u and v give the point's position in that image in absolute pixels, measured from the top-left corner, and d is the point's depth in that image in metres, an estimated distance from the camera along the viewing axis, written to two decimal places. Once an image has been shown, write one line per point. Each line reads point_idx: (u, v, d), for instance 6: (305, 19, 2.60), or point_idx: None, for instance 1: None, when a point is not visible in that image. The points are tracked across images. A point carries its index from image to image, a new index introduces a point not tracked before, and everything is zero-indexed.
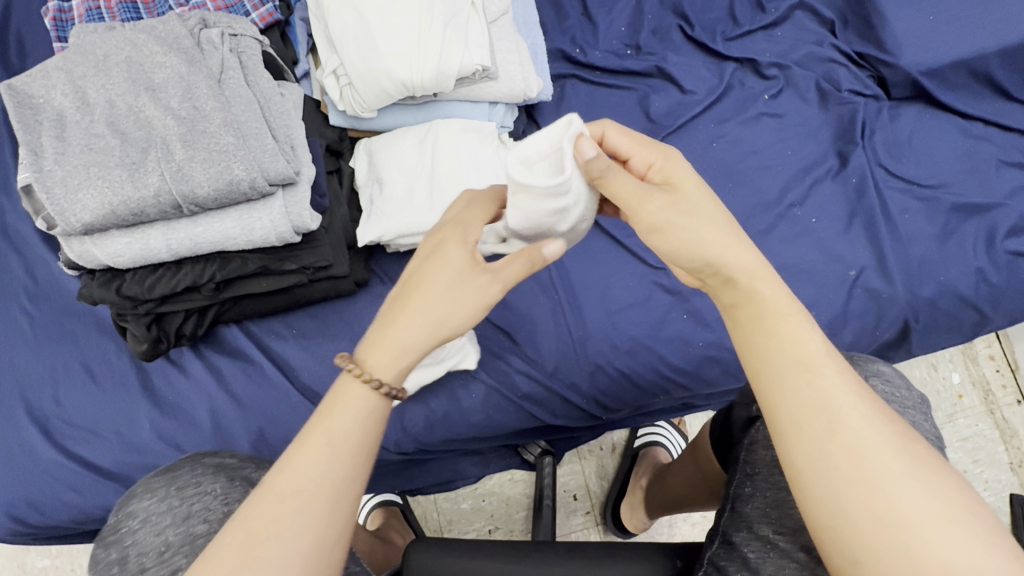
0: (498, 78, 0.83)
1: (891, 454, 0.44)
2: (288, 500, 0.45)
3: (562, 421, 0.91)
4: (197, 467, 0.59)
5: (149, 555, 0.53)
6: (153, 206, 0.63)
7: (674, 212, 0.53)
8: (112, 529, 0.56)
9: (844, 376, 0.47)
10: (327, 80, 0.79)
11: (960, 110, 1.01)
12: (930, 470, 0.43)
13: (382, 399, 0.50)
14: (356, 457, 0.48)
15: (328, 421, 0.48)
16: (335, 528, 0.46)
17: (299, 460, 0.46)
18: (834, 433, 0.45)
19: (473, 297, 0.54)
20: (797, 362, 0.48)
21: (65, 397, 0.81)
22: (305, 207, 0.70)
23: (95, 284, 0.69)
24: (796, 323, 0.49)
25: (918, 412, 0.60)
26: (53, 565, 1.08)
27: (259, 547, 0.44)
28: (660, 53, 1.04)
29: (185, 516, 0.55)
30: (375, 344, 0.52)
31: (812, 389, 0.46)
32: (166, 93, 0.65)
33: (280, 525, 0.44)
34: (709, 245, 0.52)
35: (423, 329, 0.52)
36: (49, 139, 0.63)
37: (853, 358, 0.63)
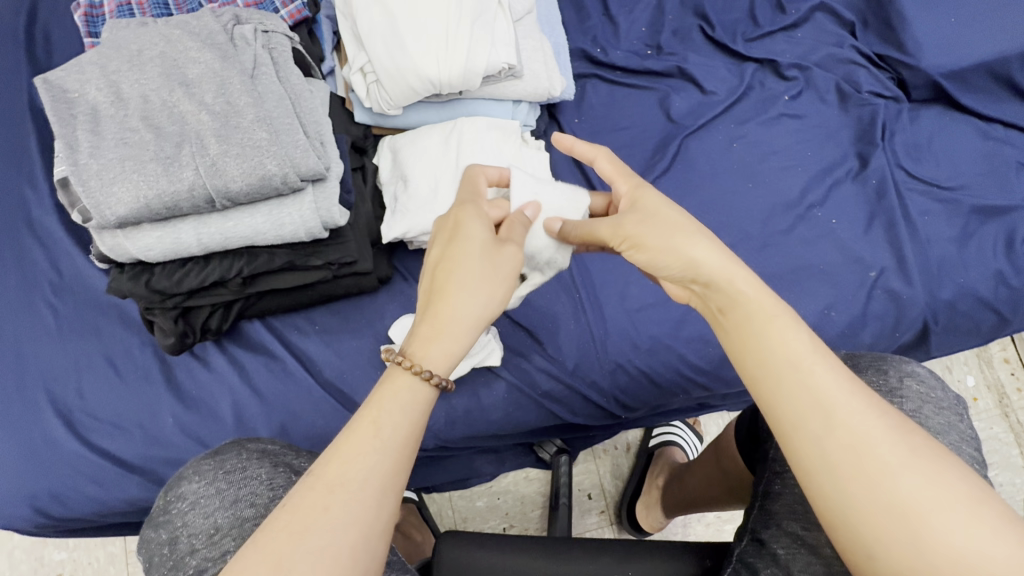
0: (523, 76, 0.83)
1: (890, 446, 0.44)
2: (337, 490, 0.46)
3: (581, 419, 0.92)
4: (243, 451, 0.61)
5: (199, 537, 0.54)
6: (187, 200, 0.63)
7: (647, 227, 0.58)
8: (162, 510, 0.58)
9: (836, 370, 0.47)
10: (354, 77, 0.79)
11: (980, 113, 1.01)
12: (934, 461, 0.43)
13: (433, 388, 0.53)
14: (402, 451, 0.50)
15: (378, 413, 0.50)
16: (381, 522, 0.47)
17: (347, 451, 0.48)
18: (832, 429, 0.45)
19: (501, 268, 0.58)
20: (787, 361, 0.48)
21: (89, 390, 0.82)
22: (334, 203, 0.70)
23: (125, 278, 0.70)
24: (783, 324, 0.50)
25: (954, 413, 0.60)
26: (69, 557, 1.09)
27: (308, 536, 0.44)
28: (680, 54, 1.04)
29: (234, 500, 0.56)
30: (417, 339, 0.55)
31: (805, 387, 0.47)
32: (200, 88, 0.66)
33: (329, 515, 0.45)
34: (688, 249, 0.56)
35: (460, 314, 0.55)
36: (84, 133, 0.63)
37: (886, 358, 0.63)
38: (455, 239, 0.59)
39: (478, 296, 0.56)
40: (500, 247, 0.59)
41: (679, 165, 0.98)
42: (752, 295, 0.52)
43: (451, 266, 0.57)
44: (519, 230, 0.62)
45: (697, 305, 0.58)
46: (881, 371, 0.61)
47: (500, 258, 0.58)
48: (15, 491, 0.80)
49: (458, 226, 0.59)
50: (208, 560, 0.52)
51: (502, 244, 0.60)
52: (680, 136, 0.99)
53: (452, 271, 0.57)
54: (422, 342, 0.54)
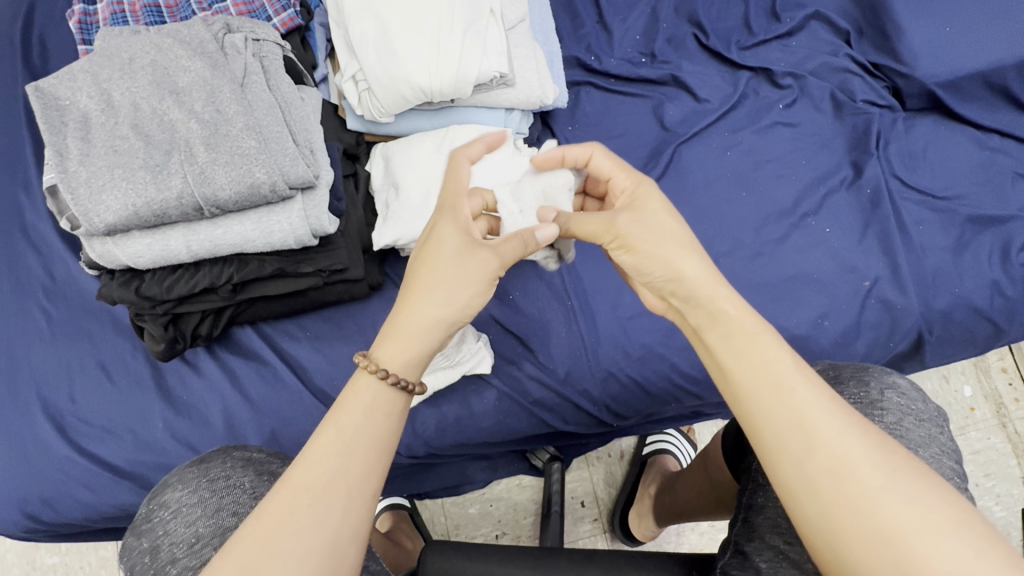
0: (515, 84, 0.83)
1: (871, 467, 0.43)
2: (304, 494, 0.47)
3: (572, 427, 0.91)
4: (228, 459, 0.61)
5: (179, 546, 0.54)
6: (175, 207, 0.63)
7: (642, 227, 0.57)
8: (144, 519, 0.58)
9: (816, 389, 0.47)
10: (346, 85, 0.80)
11: (975, 122, 1.01)
12: (915, 480, 0.43)
13: (393, 390, 0.53)
14: (370, 452, 0.50)
15: (342, 416, 0.51)
16: (352, 525, 0.47)
17: (312, 456, 0.48)
18: (812, 450, 0.45)
19: (476, 273, 0.58)
20: (767, 382, 0.48)
21: (81, 395, 0.82)
22: (323, 211, 0.70)
23: (115, 284, 0.70)
24: (764, 342, 0.50)
25: (935, 425, 0.59)
26: (62, 562, 1.09)
27: (277, 541, 0.45)
28: (674, 62, 1.04)
29: (215, 508, 0.56)
30: (388, 342, 0.55)
31: (786, 408, 0.47)
32: (190, 96, 0.66)
33: (296, 520, 0.46)
34: (674, 262, 0.56)
35: (428, 317, 0.56)
36: (74, 140, 0.64)
37: (869, 369, 0.63)
38: (430, 241, 0.60)
39: (445, 294, 0.56)
40: (475, 249, 0.58)
41: (672, 173, 0.98)
42: (732, 313, 0.52)
43: (421, 266, 0.58)
44: (514, 246, 0.59)
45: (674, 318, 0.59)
46: (862, 383, 0.61)
47: (472, 268, 0.57)
48: (6, 495, 0.80)
49: (432, 230, 0.60)
50: (188, 569, 0.52)
51: (476, 248, 0.58)
52: (674, 143, 0.99)
53: (424, 270, 0.57)
54: (389, 345, 0.55)
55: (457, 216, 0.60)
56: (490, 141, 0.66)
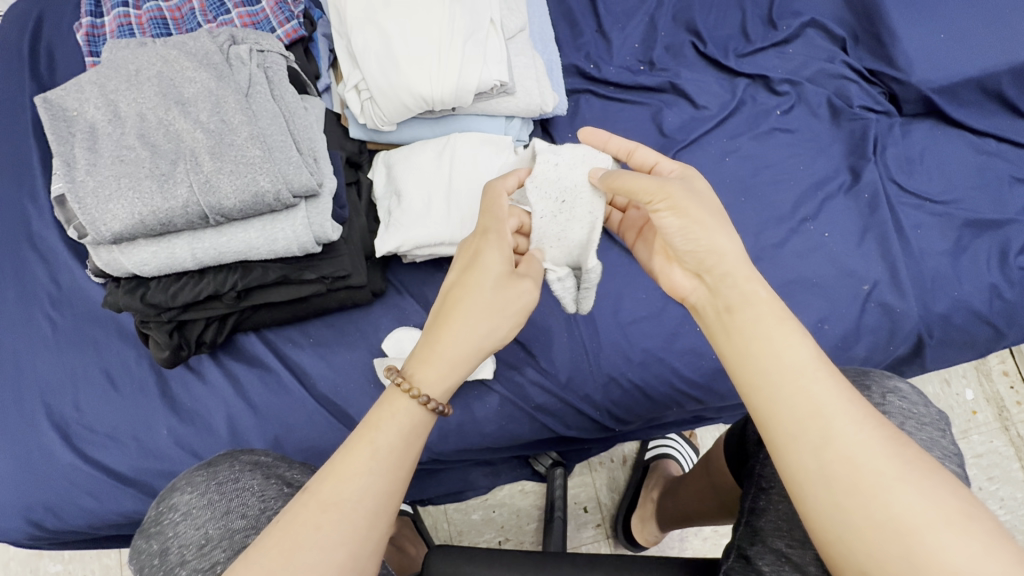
0: (515, 93, 0.85)
1: (886, 459, 0.44)
2: (331, 510, 0.47)
3: (574, 432, 0.92)
4: (236, 462, 0.61)
5: (189, 548, 0.54)
6: (181, 215, 0.64)
7: (692, 197, 0.57)
8: (154, 521, 0.58)
9: (835, 381, 0.48)
10: (349, 94, 0.81)
11: (971, 127, 1.02)
12: (925, 473, 0.43)
13: (427, 413, 0.53)
14: (397, 475, 0.50)
15: (374, 433, 0.51)
16: (371, 544, 0.48)
17: (342, 471, 0.49)
18: (828, 440, 0.45)
19: (515, 304, 0.59)
20: (789, 369, 0.48)
21: (86, 403, 0.82)
22: (327, 218, 0.71)
23: (120, 292, 0.71)
24: (786, 328, 0.51)
25: (936, 429, 0.60)
26: (64, 570, 1.09)
27: (300, 555, 0.45)
28: (673, 70, 1.05)
29: (224, 511, 0.56)
30: (421, 363, 0.55)
31: (805, 396, 0.47)
32: (196, 107, 0.67)
33: (320, 536, 0.46)
34: (716, 236, 0.56)
35: (462, 343, 0.56)
36: (82, 151, 0.65)
37: (869, 373, 0.63)
38: (471, 268, 0.59)
39: (480, 323, 0.56)
40: (514, 279, 0.59)
41: None
42: (762, 297, 0.53)
43: (460, 292, 0.58)
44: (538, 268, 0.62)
45: (698, 300, 0.58)
46: (863, 388, 0.61)
47: (512, 299, 0.58)
48: (11, 502, 0.81)
49: (476, 254, 0.59)
50: (197, 571, 0.53)
51: (518, 279, 0.59)
52: (673, 150, 1.00)
53: (465, 296, 0.57)
54: (421, 364, 0.55)
55: (503, 243, 0.60)
56: (521, 176, 0.67)
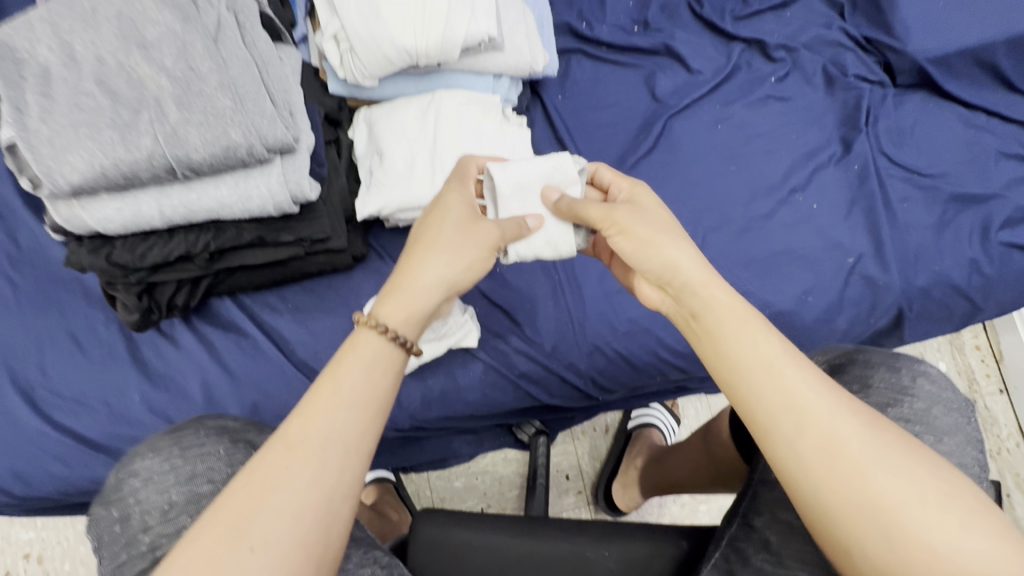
0: (504, 49, 0.80)
1: (865, 442, 0.44)
2: (297, 449, 0.46)
3: (558, 401, 0.91)
4: (200, 428, 0.59)
5: (152, 514, 0.53)
6: (146, 169, 0.59)
7: (639, 218, 0.58)
8: (114, 488, 0.56)
9: (806, 371, 0.48)
10: (327, 44, 0.76)
11: (962, 100, 1.01)
12: (906, 454, 0.44)
13: (393, 348, 0.52)
14: (366, 408, 0.49)
15: (338, 372, 0.50)
16: (344, 486, 0.46)
17: (307, 412, 0.47)
18: (808, 424, 0.45)
19: (478, 242, 0.58)
20: (758, 365, 0.48)
21: (52, 366, 0.79)
22: (304, 176, 0.67)
23: (84, 251, 0.66)
24: (753, 329, 0.50)
25: (962, 415, 0.58)
26: (38, 537, 1.07)
27: (268, 496, 0.43)
28: (668, 31, 1.02)
29: (190, 476, 0.54)
30: (388, 302, 0.54)
31: (778, 390, 0.47)
32: (159, 51, 0.61)
33: (289, 475, 0.44)
34: (664, 250, 0.56)
35: (429, 285, 0.56)
36: (34, 96, 0.59)
37: (898, 356, 0.60)
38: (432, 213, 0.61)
39: (441, 264, 0.56)
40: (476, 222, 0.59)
41: (663, 146, 0.97)
42: (722, 302, 0.52)
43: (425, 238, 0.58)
44: (507, 221, 0.61)
45: (670, 310, 0.58)
46: (894, 370, 0.58)
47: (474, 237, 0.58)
48: None
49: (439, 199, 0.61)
50: (163, 536, 0.52)
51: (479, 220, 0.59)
52: (665, 115, 0.97)
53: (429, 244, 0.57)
54: (385, 304, 0.55)
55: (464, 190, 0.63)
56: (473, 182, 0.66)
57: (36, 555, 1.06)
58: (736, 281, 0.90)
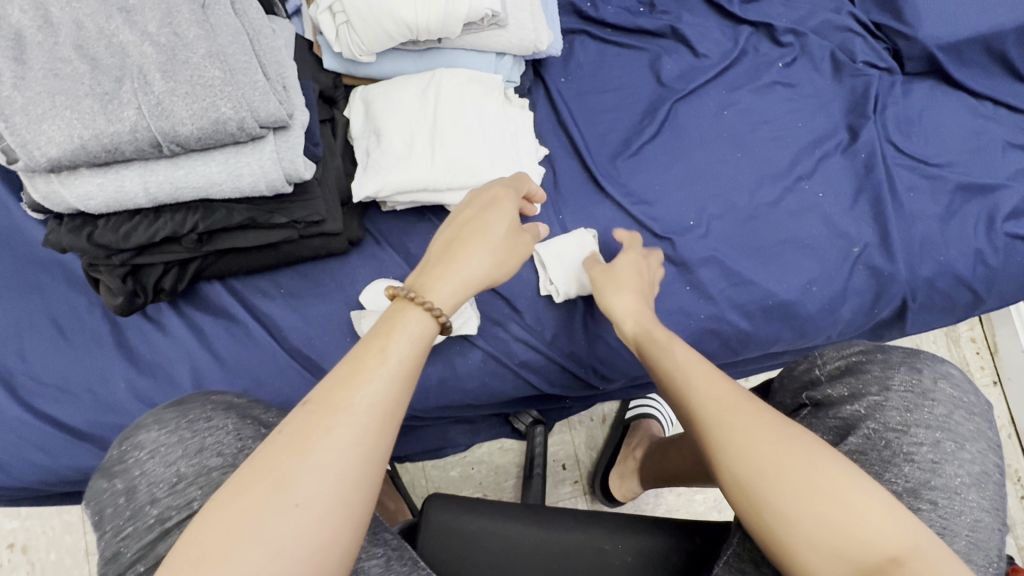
0: (507, 26, 0.77)
1: (772, 438, 0.49)
2: (340, 411, 0.44)
3: (558, 390, 0.89)
4: (208, 403, 0.58)
5: (160, 486, 0.51)
6: (129, 142, 0.56)
7: (607, 285, 0.75)
8: (117, 461, 0.55)
9: (730, 384, 0.55)
10: (322, 16, 0.72)
11: (970, 88, 0.99)
12: (813, 452, 0.48)
13: (436, 325, 0.52)
14: (409, 379, 0.48)
15: (386, 341, 0.49)
16: (381, 451, 0.44)
17: (356, 375, 0.46)
18: (733, 435, 0.50)
19: (520, 250, 0.64)
20: (685, 381, 0.58)
21: (32, 352, 0.76)
22: (298, 154, 0.64)
23: (64, 230, 0.63)
24: (690, 355, 0.61)
25: (984, 420, 0.60)
26: (21, 527, 1.04)
27: (312, 455, 0.42)
28: (674, 13, 0.99)
29: (198, 449, 0.53)
30: (425, 275, 0.56)
31: (700, 397, 0.55)
32: (142, 16, 0.58)
33: (333, 436, 0.43)
34: (613, 303, 0.73)
35: (472, 269, 0.58)
36: (5, 61, 0.55)
37: (921, 357, 0.62)
38: (490, 207, 0.64)
39: (484, 260, 0.58)
40: (521, 232, 0.64)
41: (668, 131, 0.94)
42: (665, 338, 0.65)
43: (477, 224, 0.61)
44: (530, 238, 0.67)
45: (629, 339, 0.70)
46: (916, 371, 0.60)
47: (516, 244, 0.63)
48: None
49: (491, 198, 0.65)
50: (171, 508, 0.50)
51: (522, 232, 0.65)
52: (671, 99, 0.95)
53: (476, 232, 0.60)
54: (432, 281, 0.55)
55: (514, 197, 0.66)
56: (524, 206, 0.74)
57: (20, 545, 1.03)
58: (740, 270, 0.89)
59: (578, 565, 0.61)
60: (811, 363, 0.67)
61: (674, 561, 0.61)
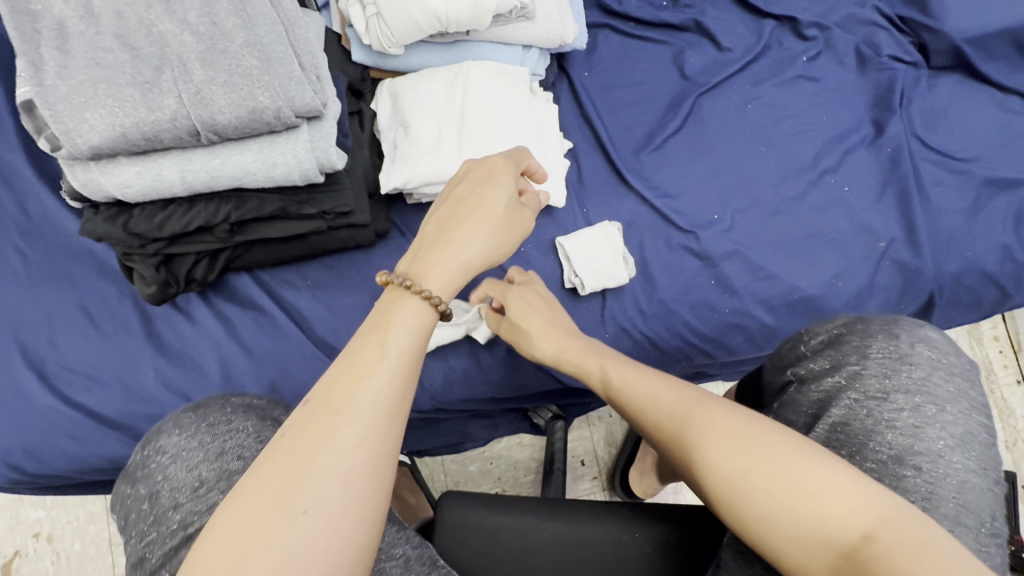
0: (535, 19, 0.78)
1: (716, 430, 0.51)
2: (344, 409, 0.44)
3: (581, 384, 0.89)
4: (227, 405, 0.58)
5: (182, 491, 0.52)
6: (169, 130, 0.57)
7: (519, 332, 0.74)
8: (140, 465, 0.56)
9: (676, 392, 0.58)
10: (353, 9, 0.73)
11: (998, 82, 0.98)
12: (757, 437, 0.49)
13: (433, 313, 0.52)
14: (411, 370, 0.48)
15: (384, 336, 0.48)
16: (388, 444, 0.44)
17: (357, 371, 0.46)
18: (692, 437, 0.52)
19: (517, 226, 0.62)
20: (635, 396, 0.61)
21: (64, 341, 0.77)
22: (331, 144, 0.64)
23: (100, 219, 0.64)
24: (639, 369, 0.64)
25: (966, 379, 0.58)
26: (46, 516, 1.05)
27: (317, 458, 0.42)
28: (698, 7, 0.99)
29: (219, 452, 0.53)
30: (418, 262, 0.55)
31: (653, 409, 0.59)
32: (182, 6, 0.58)
33: (338, 438, 0.43)
34: (535, 345, 0.73)
35: (462, 251, 0.56)
36: (50, 50, 0.56)
37: (900, 322, 0.62)
38: (486, 182, 0.61)
39: (479, 241, 0.58)
40: (518, 210, 0.62)
41: (692, 124, 0.94)
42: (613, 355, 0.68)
43: (472, 204, 0.59)
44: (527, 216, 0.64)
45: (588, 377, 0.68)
46: (892, 337, 0.60)
47: (512, 223, 0.61)
48: None
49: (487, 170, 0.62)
50: (193, 514, 0.50)
51: (521, 209, 0.63)
52: (694, 93, 0.94)
53: (470, 212, 0.59)
54: (428, 265, 0.54)
55: (511, 170, 0.63)
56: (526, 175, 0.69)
57: (46, 534, 1.04)
58: (765, 264, 0.88)
59: (596, 556, 0.61)
60: (798, 339, 0.66)
61: (692, 552, 0.61)
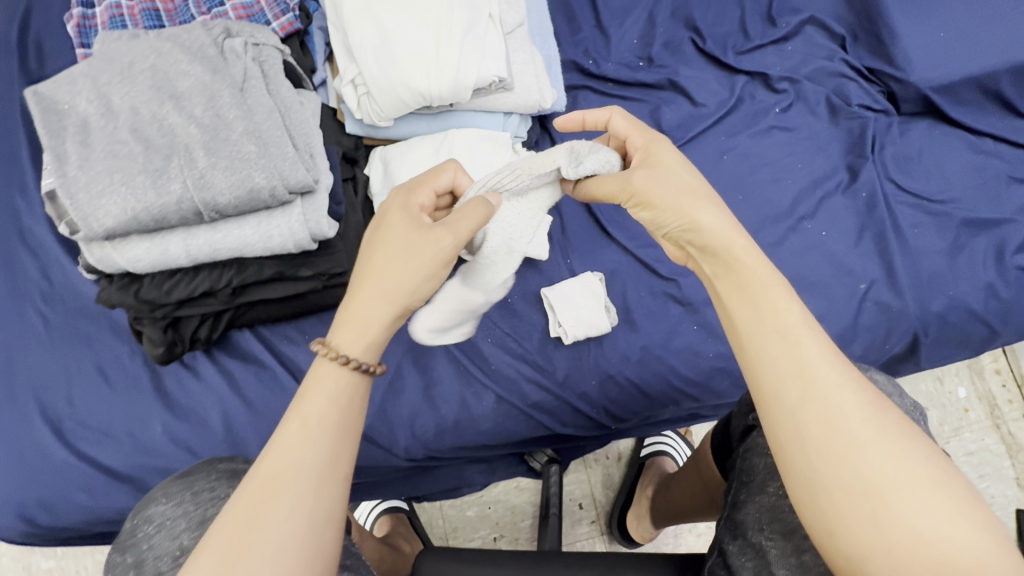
0: (514, 89, 0.84)
1: (864, 420, 0.44)
2: (274, 483, 0.47)
3: (571, 430, 0.91)
4: (213, 472, 0.61)
5: (163, 560, 0.54)
6: (175, 211, 0.63)
7: (656, 182, 0.59)
8: (129, 534, 0.58)
9: (818, 343, 0.48)
10: (345, 89, 0.80)
11: (969, 126, 1.02)
12: (903, 438, 0.43)
13: (355, 374, 0.53)
14: (337, 437, 0.50)
15: (307, 405, 0.51)
16: (322, 510, 0.47)
17: (283, 445, 0.49)
18: (851, 437, 0.43)
19: (429, 252, 0.57)
20: (776, 327, 0.49)
21: (78, 398, 0.82)
22: (322, 215, 0.70)
23: (114, 288, 0.69)
24: (776, 294, 0.51)
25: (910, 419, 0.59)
26: (57, 566, 1.08)
27: (252, 531, 0.45)
28: (672, 66, 1.05)
29: (200, 520, 0.56)
30: (345, 324, 0.55)
31: (786, 356, 0.47)
32: (190, 101, 0.65)
33: (269, 511, 0.46)
34: (691, 211, 0.57)
35: (378, 300, 0.56)
36: (74, 145, 0.63)
37: None
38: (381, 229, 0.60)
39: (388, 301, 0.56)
40: (422, 231, 0.58)
41: None
42: (772, 277, 0.52)
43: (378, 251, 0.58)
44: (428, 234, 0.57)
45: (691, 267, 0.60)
46: None
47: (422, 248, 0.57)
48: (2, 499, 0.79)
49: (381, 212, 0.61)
50: None
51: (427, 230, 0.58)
52: None
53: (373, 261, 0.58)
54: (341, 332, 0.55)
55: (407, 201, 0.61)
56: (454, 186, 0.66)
57: None
58: None
59: None
60: None
61: None
